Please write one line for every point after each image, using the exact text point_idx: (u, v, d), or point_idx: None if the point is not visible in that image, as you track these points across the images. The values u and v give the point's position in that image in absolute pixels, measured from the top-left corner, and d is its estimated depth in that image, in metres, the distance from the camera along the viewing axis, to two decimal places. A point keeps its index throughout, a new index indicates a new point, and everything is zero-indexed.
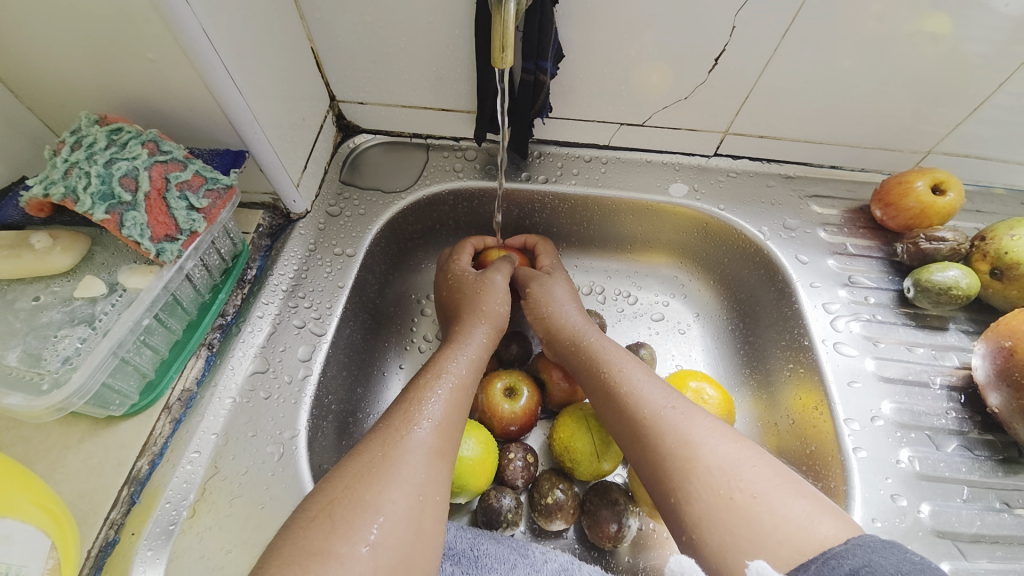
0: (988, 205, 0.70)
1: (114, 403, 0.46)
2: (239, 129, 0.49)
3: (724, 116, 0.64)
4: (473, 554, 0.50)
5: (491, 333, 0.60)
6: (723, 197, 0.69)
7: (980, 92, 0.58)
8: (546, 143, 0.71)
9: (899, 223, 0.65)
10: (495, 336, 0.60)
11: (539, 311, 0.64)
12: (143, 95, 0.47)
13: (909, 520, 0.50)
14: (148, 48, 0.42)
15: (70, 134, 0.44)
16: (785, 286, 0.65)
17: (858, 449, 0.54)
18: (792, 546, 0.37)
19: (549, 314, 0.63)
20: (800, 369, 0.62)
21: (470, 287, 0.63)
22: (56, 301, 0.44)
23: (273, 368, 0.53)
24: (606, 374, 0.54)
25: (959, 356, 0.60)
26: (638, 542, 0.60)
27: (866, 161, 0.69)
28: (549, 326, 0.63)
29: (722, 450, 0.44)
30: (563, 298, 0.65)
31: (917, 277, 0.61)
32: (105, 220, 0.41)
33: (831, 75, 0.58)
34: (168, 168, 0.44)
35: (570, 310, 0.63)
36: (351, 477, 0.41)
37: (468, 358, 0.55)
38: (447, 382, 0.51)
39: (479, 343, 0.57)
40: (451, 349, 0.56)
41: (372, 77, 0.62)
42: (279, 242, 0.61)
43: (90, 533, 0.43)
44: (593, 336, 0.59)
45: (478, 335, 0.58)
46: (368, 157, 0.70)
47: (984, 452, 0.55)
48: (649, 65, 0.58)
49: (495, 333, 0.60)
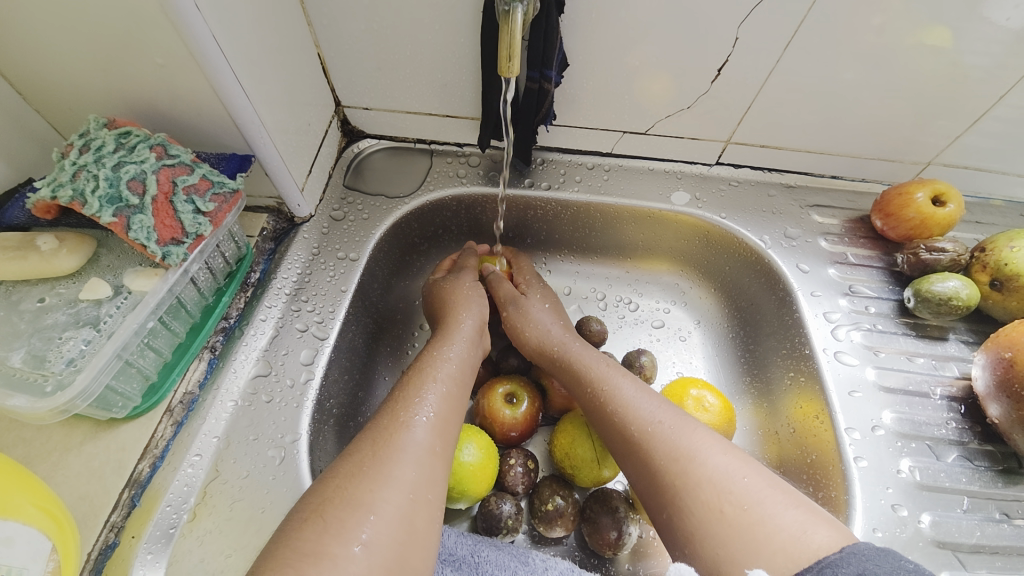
0: (987, 216, 0.70)
1: (117, 405, 0.46)
2: (246, 134, 0.49)
3: (727, 125, 0.65)
4: (473, 560, 0.50)
5: (476, 329, 0.60)
6: (724, 205, 0.69)
7: (981, 104, 0.59)
8: (549, 150, 0.71)
9: (900, 233, 0.65)
10: (479, 326, 0.61)
11: (518, 334, 0.64)
12: (151, 99, 0.47)
13: (909, 531, 0.51)
14: (157, 53, 0.42)
15: (79, 136, 0.44)
16: (786, 294, 0.65)
17: (860, 458, 0.54)
18: (787, 555, 0.37)
19: (527, 336, 0.63)
20: (801, 377, 0.62)
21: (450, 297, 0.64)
22: (61, 303, 0.44)
23: (276, 372, 0.53)
24: (595, 391, 0.54)
25: (959, 366, 0.61)
26: (638, 550, 0.60)
27: (867, 171, 0.70)
28: (530, 345, 0.63)
29: (713, 461, 0.44)
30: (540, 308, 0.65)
31: (918, 287, 0.61)
32: (112, 223, 0.41)
33: (833, 86, 0.58)
34: (175, 172, 0.44)
35: (548, 320, 0.64)
36: (343, 476, 0.41)
37: (456, 355, 0.55)
38: (434, 381, 0.51)
39: (467, 341, 0.58)
40: (436, 347, 0.56)
41: (378, 83, 0.62)
42: (283, 245, 0.61)
43: (90, 536, 0.43)
44: (575, 348, 0.60)
45: (464, 333, 0.59)
46: (372, 162, 0.70)
47: (984, 463, 0.56)
48: (652, 74, 0.59)
49: (480, 327, 0.61)
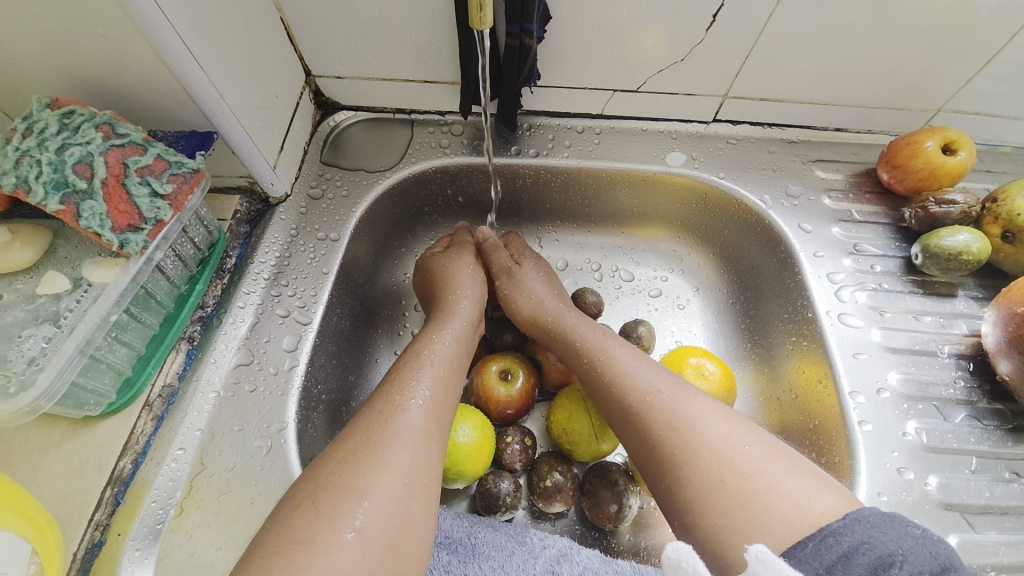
0: (998, 164, 0.67)
1: (90, 403, 0.44)
2: (205, 109, 0.46)
3: (724, 79, 0.61)
4: (470, 542, 0.49)
5: (475, 305, 0.59)
6: (722, 165, 0.66)
7: (993, 45, 0.55)
8: (536, 114, 0.68)
9: (907, 186, 0.62)
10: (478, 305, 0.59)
11: (510, 304, 0.62)
12: (100, 75, 0.44)
13: (916, 494, 0.49)
14: (97, 23, 0.39)
15: (22, 119, 0.41)
16: (787, 257, 0.62)
17: (864, 422, 0.52)
18: (789, 524, 0.35)
19: (519, 306, 0.61)
20: (804, 342, 0.60)
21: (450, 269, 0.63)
22: (19, 299, 0.42)
23: (258, 360, 0.51)
24: (590, 361, 0.53)
25: (968, 323, 0.58)
26: (639, 521, 0.59)
27: (872, 121, 0.66)
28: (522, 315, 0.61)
29: (715, 430, 0.42)
30: (534, 279, 0.63)
31: (926, 243, 0.58)
32: (60, 211, 0.39)
33: (836, 31, 0.54)
34: (126, 153, 0.42)
35: (541, 290, 0.62)
36: (335, 462, 0.40)
37: (452, 336, 0.53)
38: (431, 362, 0.49)
39: (467, 321, 0.56)
40: (433, 328, 0.54)
41: (348, 49, 0.59)
42: (259, 228, 0.58)
43: (75, 536, 0.42)
44: (570, 319, 0.58)
45: (465, 312, 0.57)
46: (350, 136, 0.66)
47: (993, 422, 0.54)
48: (641, 27, 0.55)
49: (478, 308, 0.59)
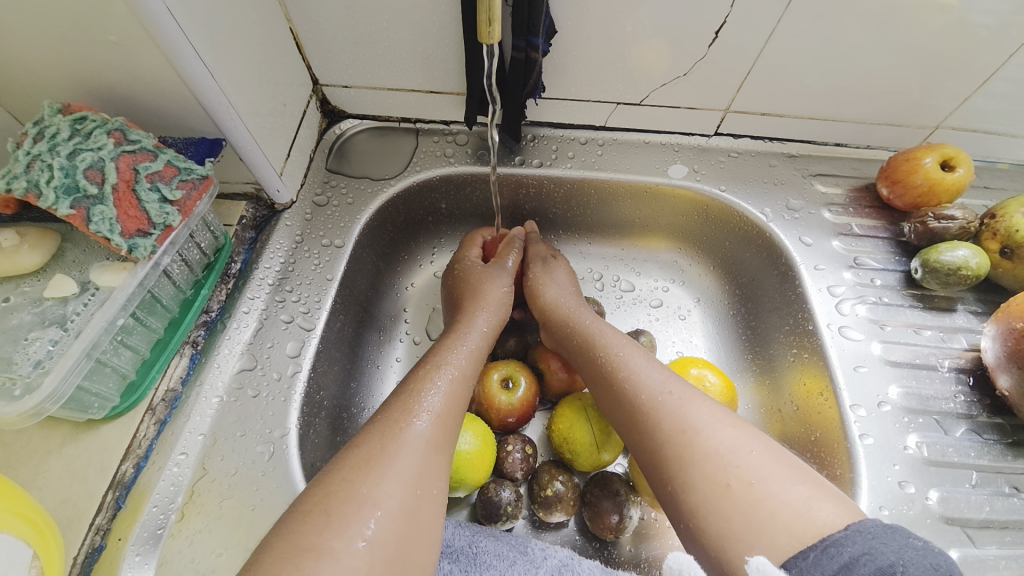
0: (996, 181, 0.67)
1: (94, 406, 0.44)
2: (214, 116, 0.47)
3: (725, 93, 0.62)
4: (470, 551, 0.48)
5: (492, 323, 0.59)
6: (724, 177, 0.67)
7: (990, 64, 0.55)
8: (539, 125, 0.68)
9: (907, 201, 0.63)
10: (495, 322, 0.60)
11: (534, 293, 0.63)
12: (111, 82, 0.44)
13: (917, 507, 0.49)
14: (110, 30, 0.39)
15: (33, 124, 0.41)
16: (788, 269, 0.63)
17: (865, 435, 0.52)
18: (790, 533, 0.35)
19: (541, 296, 0.62)
20: (805, 354, 0.60)
21: (473, 279, 0.63)
22: (27, 301, 0.42)
23: (261, 365, 0.52)
24: (606, 357, 0.53)
25: (968, 338, 0.59)
26: (639, 532, 0.59)
27: (871, 137, 0.67)
28: (540, 309, 0.62)
29: (720, 435, 0.42)
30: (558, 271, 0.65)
31: (926, 257, 0.58)
32: (70, 215, 0.39)
33: (836, 48, 0.55)
34: (137, 159, 0.42)
35: (564, 284, 0.63)
36: (348, 469, 0.40)
37: (469, 350, 0.54)
38: (447, 374, 0.49)
39: (482, 334, 0.57)
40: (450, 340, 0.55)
41: (355, 59, 0.59)
42: (264, 233, 0.59)
43: (75, 540, 0.41)
44: (586, 318, 0.58)
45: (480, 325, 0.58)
46: (355, 144, 0.67)
47: (993, 436, 0.54)
48: (644, 42, 0.56)
49: (496, 327, 0.59)
